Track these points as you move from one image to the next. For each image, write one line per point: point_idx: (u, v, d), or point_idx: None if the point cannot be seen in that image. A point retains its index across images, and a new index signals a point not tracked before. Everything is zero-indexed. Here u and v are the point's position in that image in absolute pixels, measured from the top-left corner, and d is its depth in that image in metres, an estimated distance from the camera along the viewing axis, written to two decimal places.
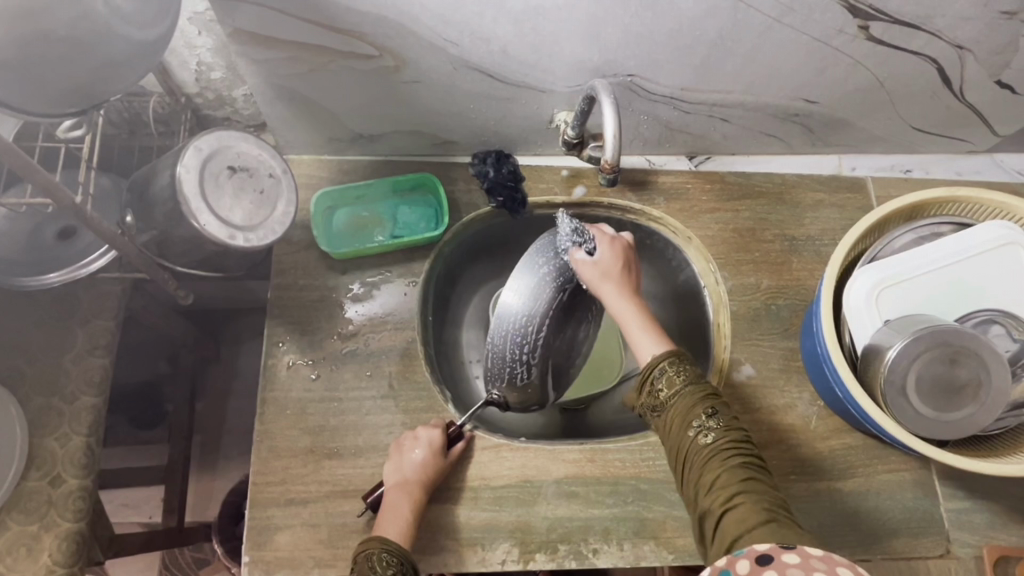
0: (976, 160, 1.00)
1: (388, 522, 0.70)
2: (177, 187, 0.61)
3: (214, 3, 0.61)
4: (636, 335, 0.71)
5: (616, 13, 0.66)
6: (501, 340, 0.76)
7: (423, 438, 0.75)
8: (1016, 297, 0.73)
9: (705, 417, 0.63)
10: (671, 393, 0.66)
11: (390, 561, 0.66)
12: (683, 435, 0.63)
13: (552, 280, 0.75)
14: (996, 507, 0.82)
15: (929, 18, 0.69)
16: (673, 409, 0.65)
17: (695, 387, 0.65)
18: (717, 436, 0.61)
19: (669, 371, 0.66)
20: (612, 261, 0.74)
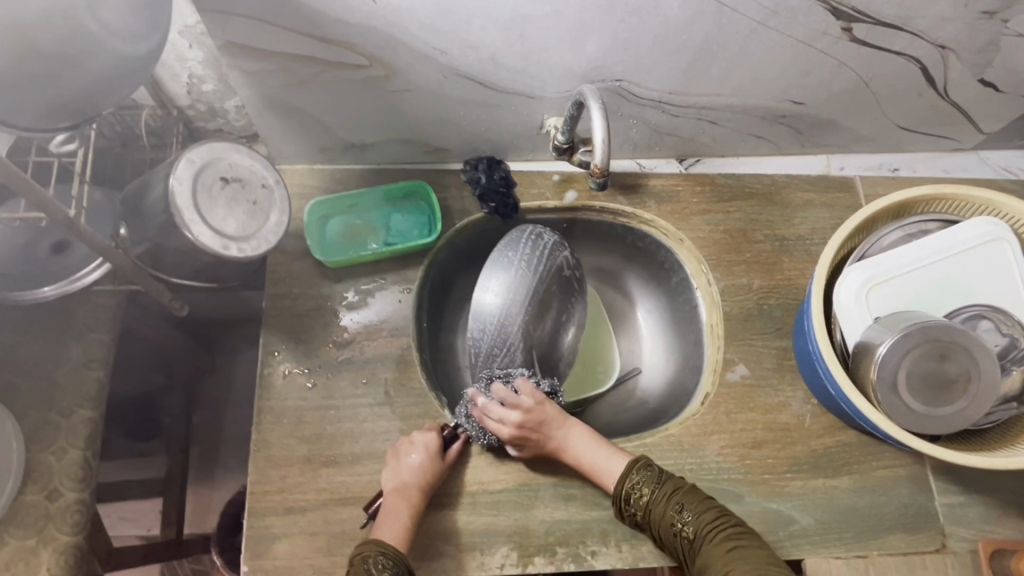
0: (962, 158, 1.01)
1: (386, 526, 0.70)
2: (170, 200, 0.61)
3: (204, 17, 0.62)
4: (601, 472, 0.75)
5: (603, 19, 0.67)
6: (481, 334, 0.78)
7: (421, 442, 0.76)
8: (1005, 292, 0.73)
9: (678, 513, 0.69)
10: (646, 503, 0.71)
11: (385, 563, 0.65)
12: (667, 529, 0.69)
13: (526, 273, 0.78)
14: (990, 501, 0.82)
15: (911, 19, 0.70)
16: (654, 517, 0.71)
17: (659, 490, 0.71)
18: (696, 525, 0.68)
19: (636, 479, 0.72)
20: (524, 434, 0.75)
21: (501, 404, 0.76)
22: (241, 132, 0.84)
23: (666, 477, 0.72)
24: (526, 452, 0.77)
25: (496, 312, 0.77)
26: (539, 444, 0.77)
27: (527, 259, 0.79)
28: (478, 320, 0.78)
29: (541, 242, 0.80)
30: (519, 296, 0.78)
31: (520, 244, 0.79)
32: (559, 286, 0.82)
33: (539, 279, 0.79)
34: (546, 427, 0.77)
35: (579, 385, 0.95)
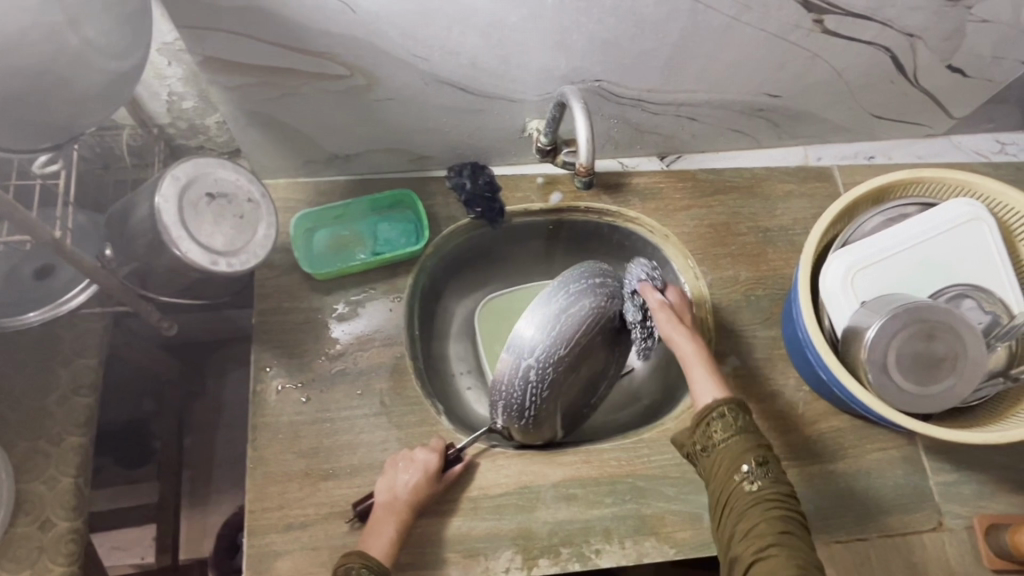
0: (934, 143, 1.03)
1: (374, 540, 0.70)
2: (156, 218, 0.60)
3: (184, 33, 0.62)
4: (694, 372, 0.72)
5: (581, 20, 0.68)
6: (506, 368, 0.75)
7: (421, 460, 0.74)
8: (986, 269, 0.75)
9: (754, 467, 0.63)
10: (727, 439, 0.66)
11: None
12: (728, 480, 0.64)
13: (565, 316, 0.75)
14: (982, 477, 0.84)
15: (880, 9, 0.72)
16: (726, 455, 0.65)
17: (750, 436, 0.66)
18: (763, 486, 0.62)
19: (728, 416, 0.67)
20: (681, 303, 0.80)
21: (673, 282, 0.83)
22: (223, 147, 0.83)
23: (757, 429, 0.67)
24: (664, 304, 0.78)
25: (538, 344, 0.74)
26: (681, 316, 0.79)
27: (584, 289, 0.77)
28: (514, 348, 0.74)
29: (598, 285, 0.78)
30: (568, 330, 0.75)
31: (577, 282, 0.77)
32: (602, 330, 0.81)
33: (577, 321, 0.76)
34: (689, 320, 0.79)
35: None
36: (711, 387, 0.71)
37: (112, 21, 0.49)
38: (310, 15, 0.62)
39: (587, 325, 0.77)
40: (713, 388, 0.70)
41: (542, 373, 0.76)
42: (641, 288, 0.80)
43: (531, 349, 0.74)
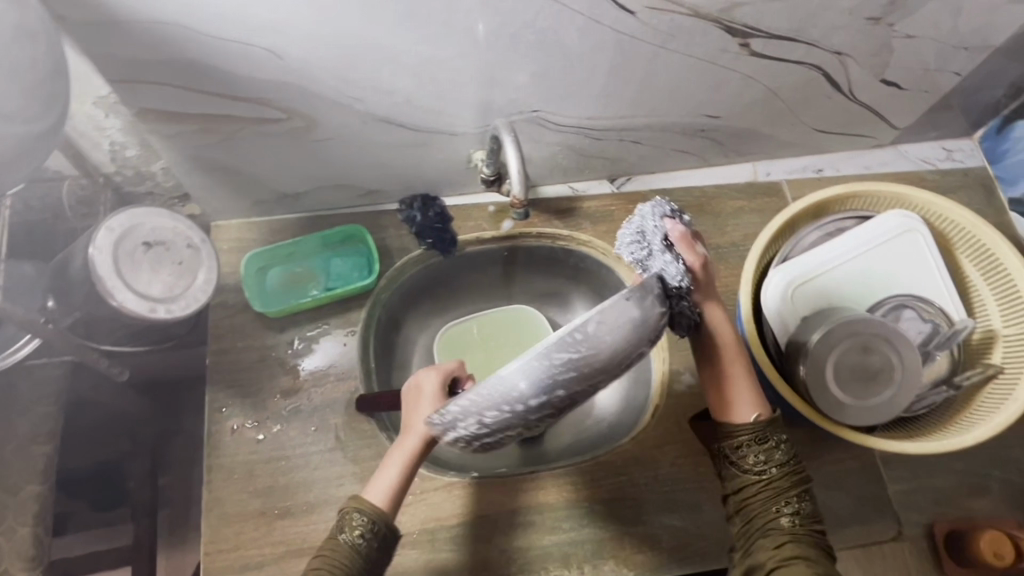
0: (881, 153, 1.05)
1: (379, 478, 0.63)
2: (92, 270, 0.62)
3: (115, 85, 0.64)
4: (740, 381, 0.65)
5: (508, 56, 0.69)
6: (469, 410, 0.50)
7: (430, 391, 0.64)
8: (923, 279, 0.77)
9: (797, 501, 0.60)
10: (773, 466, 0.61)
11: (364, 522, 0.60)
12: (768, 502, 0.60)
13: (574, 375, 0.48)
14: (940, 484, 0.84)
15: (803, 30, 0.74)
16: (769, 484, 0.61)
17: (796, 471, 0.61)
18: (802, 522, 0.59)
19: (781, 443, 0.62)
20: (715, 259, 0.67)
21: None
22: (172, 192, 0.84)
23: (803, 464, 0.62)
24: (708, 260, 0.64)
25: (521, 413, 0.49)
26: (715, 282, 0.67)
27: (614, 341, 0.48)
28: (492, 390, 0.48)
29: (648, 337, 0.49)
30: (574, 395, 0.49)
31: (609, 333, 0.47)
32: (627, 380, 0.52)
33: (590, 385, 0.49)
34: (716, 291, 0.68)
35: None
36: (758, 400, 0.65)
37: (29, 85, 0.50)
38: (237, 63, 0.64)
39: (606, 381, 0.49)
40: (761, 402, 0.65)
41: (517, 433, 0.51)
42: (676, 237, 0.63)
43: (506, 416, 0.49)
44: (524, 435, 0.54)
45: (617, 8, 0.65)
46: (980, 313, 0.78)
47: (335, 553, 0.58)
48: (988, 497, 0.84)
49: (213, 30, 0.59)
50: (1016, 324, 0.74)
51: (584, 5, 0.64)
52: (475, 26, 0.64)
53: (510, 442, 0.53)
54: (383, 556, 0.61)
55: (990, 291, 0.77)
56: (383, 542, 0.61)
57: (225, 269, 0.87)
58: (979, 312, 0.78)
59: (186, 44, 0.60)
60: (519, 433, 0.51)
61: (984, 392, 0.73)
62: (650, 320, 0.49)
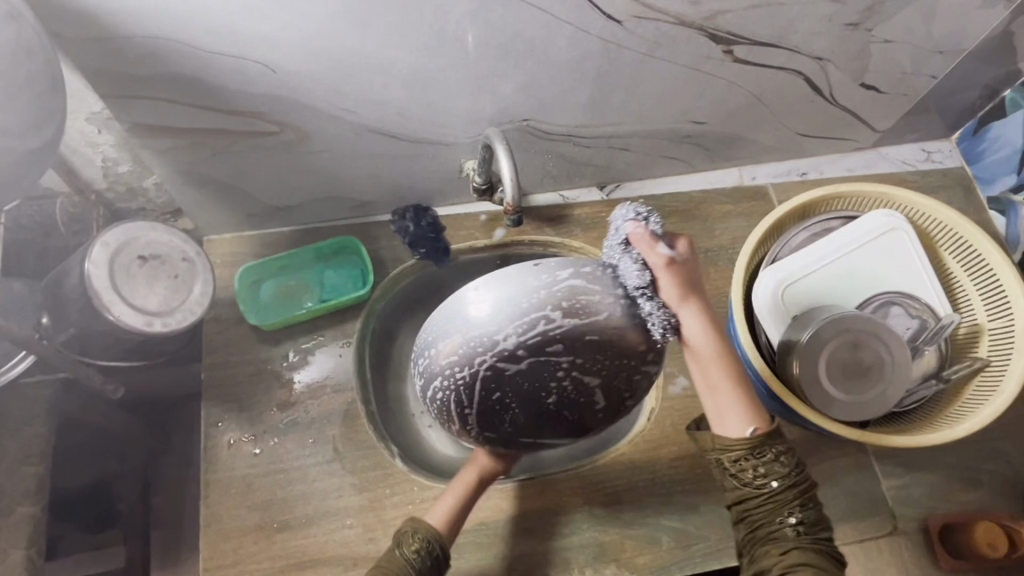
0: (863, 156, 1.07)
1: (437, 508, 0.70)
2: (87, 284, 0.62)
3: (109, 100, 0.64)
4: (726, 393, 0.63)
5: (498, 66, 0.70)
6: (435, 344, 0.58)
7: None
8: (909, 277, 0.79)
9: (799, 510, 0.60)
10: (773, 478, 0.61)
11: (419, 539, 0.65)
12: (770, 513, 0.60)
13: (519, 317, 0.55)
14: (933, 478, 0.86)
15: (784, 36, 0.76)
16: (771, 495, 0.61)
17: (797, 480, 0.61)
18: (807, 530, 0.59)
19: (781, 455, 0.61)
20: (692, 258, 0.63)
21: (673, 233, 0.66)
22: (163, 208, 0.84)
23: (805, 470, 0.61)
24: (676, 264, 0.60)
25: (471, 338, 0.56)
26: (695, 283, 0.63)
27: (561, 286, 0.55)
28: (455, 320, 0.57)
29: (597, 296, 0.56)
30: (513, 326, 0.55)
31: (561, 281, 0.56)
32: (585, 352, 0.56)
33: (534, 336, 0.55)
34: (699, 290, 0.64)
35: None
36: (751, 410, 0.62)
37: (26, 100, 0.51)
38: (230, 77, 0.64)
39: (549, 329, 0.55)
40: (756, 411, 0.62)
41: (466, 371, 0.57)
42: (634, 238, 0.61)
43: (459, 335, 0.57)
44: (487, 404, 0.58)
45: (604, 17, 0.67)
46: (965, 309, 0.80)
47: (393, 561, 0.63)
48: (980, 490, 0.86)
49: (207, 43, 0.60)
50: (1000, 318, 0.76)
51: (571, 14, 0.65)
52: (466, 37, 0.65)
53: (471, 399, 0.58)
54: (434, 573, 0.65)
55: (973, 286, 0.79)
56: (435, 562, 0.64)
57: (218, 284, 0.87)
58: (964, 306, 0.80)
59: (180, 58, 0.61)
60: (466, 370, 0.57)
61: (972, 385, 0.75)
62: (603, 286, 0.57)
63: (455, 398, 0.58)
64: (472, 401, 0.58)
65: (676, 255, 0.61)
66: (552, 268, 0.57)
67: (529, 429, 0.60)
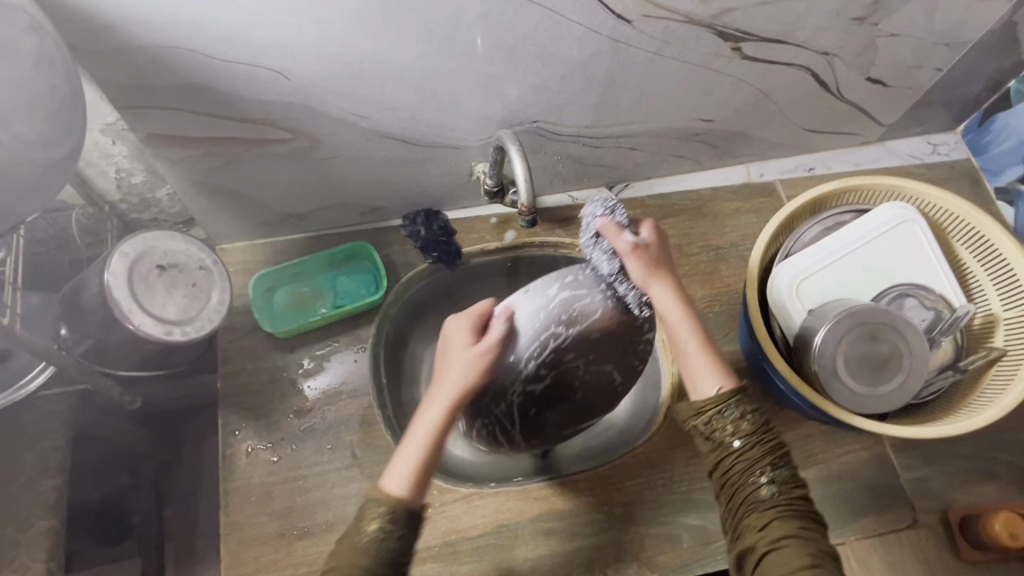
0: (869, 150, 1.07)
1: (396, 467, 0.55)
2: (106, 294, 0.63)
3: (124, 110, 0.64)
4: (692, 352, 0.60)
5: (509, 68, 0.71)
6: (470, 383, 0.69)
7: (459, 337, 0.62)
8: (923, 270, 0.79)
9: (772, 469, 0.55)
10: (741, 436, 0.57)
11: (383, 516, 0.53)
12: (742, 475, 0.56)
13: (532, 341, 0.65)
14: (951, 469, 0.86)
15: (792, 32, 0.76)
16: (742, 455, 0.56)
17: (767, 436, 0.57)
18: (782, 489, 0.54)
19: (743, 410, 0.57)
20: (660, 242, 0.64)
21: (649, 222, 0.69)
22: (176, 217, 0.85)
23: (774, 427, 0.57)
24: (642, 249, 0.62)
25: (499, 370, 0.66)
26: (665, 264, 0.63)
27: (555, 303, 0.65)
28: None
29: (588, 298, 0.65)
30: (527, 353, 0.65)
31: (551, 298, 0.65)
32: (595, 348, 0.66)
33: (549, 353, 0.65)
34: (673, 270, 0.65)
35: None
36: (719, 368, 0.60)
37: (48, 111, 0.51)
38: (244, 86, 0.65)
39: (558, 344, 0.65)
40: (724, 368, 0.60)
41: (502, 398, 0.68)
42: (603, 231, 0.64)
43: None
44: (525, 419, 0.71)
45: (613, 17, 0.67)
46: (979, 298, 0.80)
47: (353, 550, 0.52)
48: (999, 481, 0.86)
49: (222, 52, 0.60)
50: (1015, 307, 0.76)
51: (582, 15, 0.66)
52: (476, 40, 0.66)
53: (512, 420, 0.70)
54: (410, 546, 0.53)
55: (986, 275, 0.79)
56: (406, 532, 0.53)
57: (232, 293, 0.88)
58: (978, 297, 0.80)
59: (194, 67, 0.61)
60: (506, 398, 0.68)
61: (988, 375, 0.75)
62: (588, 286, 0.66)
63: (499, 423, 0.71)
64: (513, 421, 0.70)
65: (641, 241, 0.63)
66: (542, 288, 0.66)
67: (565, 424, 0.74)
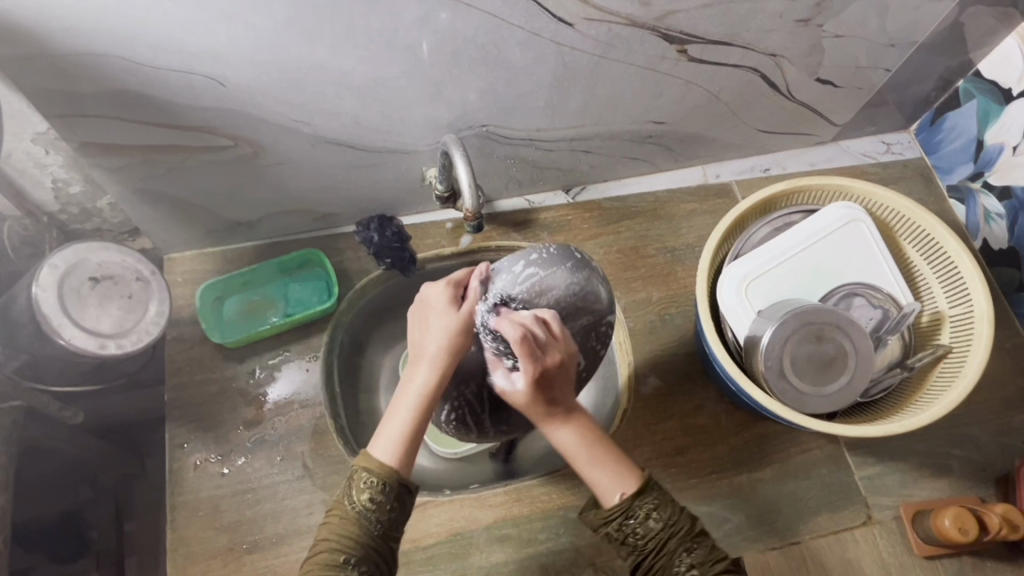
0: (825, 150, 1.08)
1: (383, 436, 0.56)
2: (35, 308, 0.61)
3: (54, 120, 0.63)
4: (585, 470, 0.57)
5: (453, 73, 0.70)
6: None
7: (436, 304, 0.62)
8: (872, 269, 0.80)
9: (688, 554, 0.54)
10: (652, 537, 0.55)
11: (372, 485, 0.54)
12: (666, 571, 0.55)
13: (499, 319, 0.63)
14: (906, 466, 0.86)
15: (737, 34, 0.76)
16: (657, 552, 0.55)
17: (676, 525, 0.55)
18: (704, 572, 0.54)
19: (643, 508, 0.55)
20: (530, 392, 0.57)
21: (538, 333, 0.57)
22: (120, 228, 0.83)
23: (680, 512, 0.56)
24: (514, 400, 0.58)
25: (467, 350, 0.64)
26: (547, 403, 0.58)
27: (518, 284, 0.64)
28: None
29: (551, 276, 0.65)
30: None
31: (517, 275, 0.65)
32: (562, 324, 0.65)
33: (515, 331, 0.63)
34: (564, 388, 0.58)
35: None
36: (611, 480, 0.57)
37: None
38: (179, 93, 0.64)
39: None
40: (615, 481, 0.56)
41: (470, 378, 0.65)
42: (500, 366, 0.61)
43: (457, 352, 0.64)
44: (493, 401, 0.68)
45: (554, 21, 0.67)
46: (925, 296, 0.81)
47: (346, 519, 0.53)
48: (951, 476, 0.86)
49: (151, 59, 0.59)
50: (959, 305, 0.77)
51: (522, 18, 0.65)
52: (418, 45, 0.65)
53: (482, 403, 0.68)
54: (401, 512, 0.55)
55: (932, 273, 0.80)
56: (398, 499, 0.55)
57: (181, 302, 0.86)
58: (925, 294, 0.81)
59: (122, 75, 0.60)
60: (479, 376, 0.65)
61: (935, 372, 0.76)
62: (553, 264, 0.66)
63: (468, 405, 0.68)
64: (483, 403, 0.68)
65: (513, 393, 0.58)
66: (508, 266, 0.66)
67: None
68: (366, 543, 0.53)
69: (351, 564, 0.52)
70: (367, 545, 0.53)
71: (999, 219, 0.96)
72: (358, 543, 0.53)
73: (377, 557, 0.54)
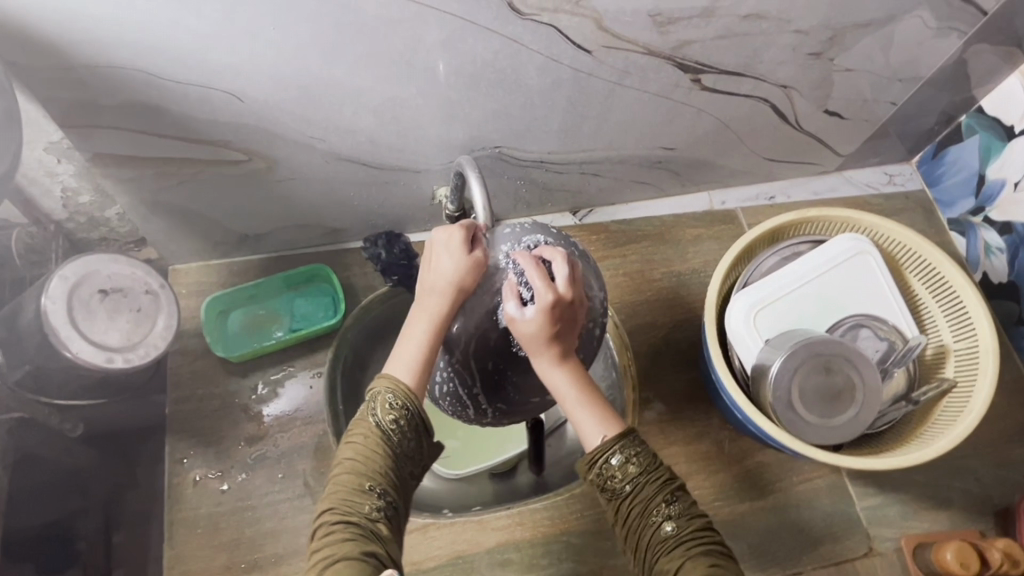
0: (828, 179, 1.09)
1: (400, 358, 0.57)
2: (44, 320, 0.62)
3: (70, 131, 0.62)
4: (573, 412, 0.57)
5: (469, 95, 0.70)
6: None
7: (445, 243, 0.58)
8: (878, 300, 0.80)
9: (667, 505, 0.55)
10: (630, 481, 0.56)
11: (396, 405, 0.55)
12: (642, 520, 0.55)
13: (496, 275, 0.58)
14: (906, 497, 0.86)
15: (750, 65, 0.77)
16: (635, 497, 0.56)
17: (656, 474, 0.56)
18: (681, 524, 0.54)
19: (624, 454, 0.56)
20: (545, 324, 0.54)
21: (560, 271, 0.55)
22: (126, 238, 0.82)
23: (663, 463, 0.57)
24: (519, 326, 0.54)
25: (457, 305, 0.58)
26: (556, 335, 0.55)
27: (506, 257, 0.58)
28: None
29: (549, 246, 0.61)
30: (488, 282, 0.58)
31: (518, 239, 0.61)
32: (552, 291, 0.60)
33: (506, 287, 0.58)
34: (571, 328, 0.57)
35: (500, 443, 0.91)
36: (597, 425, 0.57)
37: None
38: (196, 107, 0.63)
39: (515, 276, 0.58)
40: (601, 426, 0.57)
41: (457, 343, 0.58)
42: (507, 288, 0.56)
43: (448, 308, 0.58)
44: (487, 375, 0.59)
45: (573, 47, 0.67)
46: (930, 329, 0.82)
47: (370, 440, 0.54)
48: (951, 508, 0.86)
49: (169, 74, 0.59)
50: (964, 339, 0.78)
51: (541, 44, 0.66)
52: (437, 65, 0.65)
53: (473, 377, 0.59)
54: (420, 440, 0.57)
55: (937, 306, 0.81)
56: (417, 425, 0.56)
57: (186, 314, 0.86)
58: (930, 328, 0.82)
59: (142, 89, 0.60)
60: (468, 335, 0.58)
61: (940, 406, 0.76)
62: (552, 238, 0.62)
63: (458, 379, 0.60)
64: (475, 376, 0.59)
65: (523, 319, 0.54)
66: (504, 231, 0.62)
67: (537, 386, 0.60)
68: (390, 466, 0.54)
69: (377, 485, 0.53)
70: (390, 469, 0.54)
71: (999, 253, 0.97)
72: (382, 462, 0.54)
73: (399, 483, 0.55)
